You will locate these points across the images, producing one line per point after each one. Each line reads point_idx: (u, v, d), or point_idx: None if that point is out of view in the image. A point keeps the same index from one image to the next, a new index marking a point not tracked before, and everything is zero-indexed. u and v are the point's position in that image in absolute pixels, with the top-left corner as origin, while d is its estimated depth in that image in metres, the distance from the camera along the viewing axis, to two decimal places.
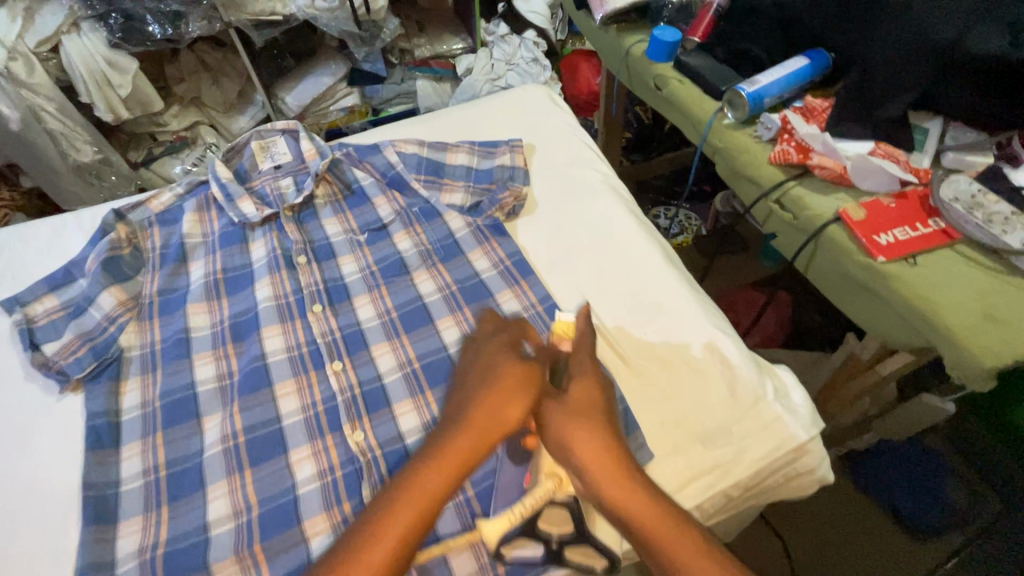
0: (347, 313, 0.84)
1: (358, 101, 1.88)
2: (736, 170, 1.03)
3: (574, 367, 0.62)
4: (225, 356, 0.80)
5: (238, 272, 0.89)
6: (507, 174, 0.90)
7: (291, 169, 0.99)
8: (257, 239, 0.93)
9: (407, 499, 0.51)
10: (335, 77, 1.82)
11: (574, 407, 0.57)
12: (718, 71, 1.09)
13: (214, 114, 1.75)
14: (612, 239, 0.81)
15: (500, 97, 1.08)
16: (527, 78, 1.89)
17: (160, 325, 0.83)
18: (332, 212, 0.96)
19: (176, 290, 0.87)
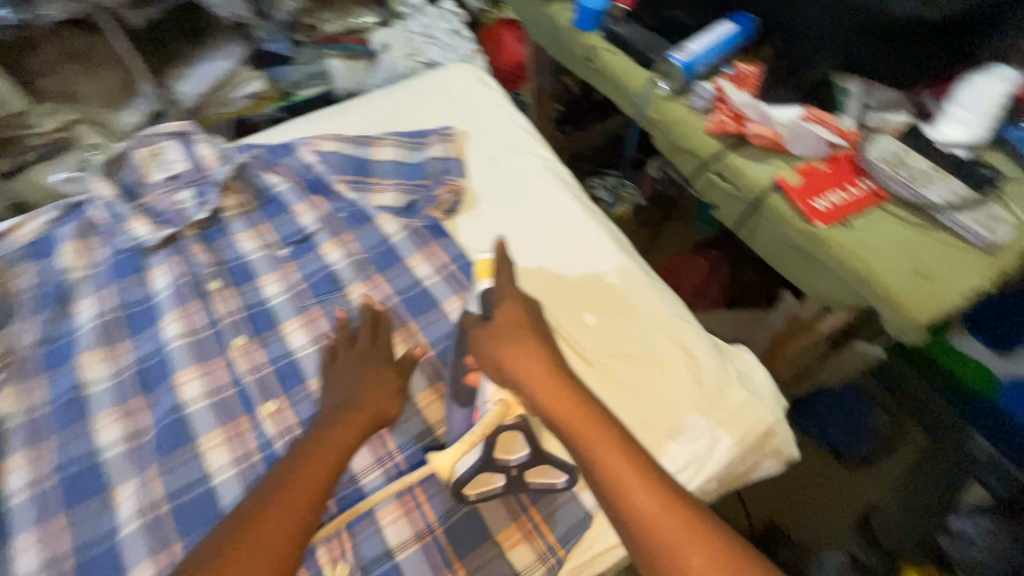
0: (276, 340, 0.75)
1: (266, 86, 1.67)
2: (674, 143, 1.01)
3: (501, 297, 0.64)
4: (131, 412, 0.69)
5: (138, 308, 0.78)
6: (441, 168, 0.83)
7: (190, 179, 0.86)
8: (156, 268, 0.81)
9: (306, 470, 0.57)
10: (234, 60, 1.62)
11: (505, 330, 0.61)
12: (648, 40, 1.05)
13: (93, 109, 1.48)
14: (558, 227, 0.77)
15: (424, 79, 0.99)
16: (449, 51, 1.78)
17: (50, 382, 0.72)
18: (247, 225, 0.86)
19: (60, 337, 0.76)
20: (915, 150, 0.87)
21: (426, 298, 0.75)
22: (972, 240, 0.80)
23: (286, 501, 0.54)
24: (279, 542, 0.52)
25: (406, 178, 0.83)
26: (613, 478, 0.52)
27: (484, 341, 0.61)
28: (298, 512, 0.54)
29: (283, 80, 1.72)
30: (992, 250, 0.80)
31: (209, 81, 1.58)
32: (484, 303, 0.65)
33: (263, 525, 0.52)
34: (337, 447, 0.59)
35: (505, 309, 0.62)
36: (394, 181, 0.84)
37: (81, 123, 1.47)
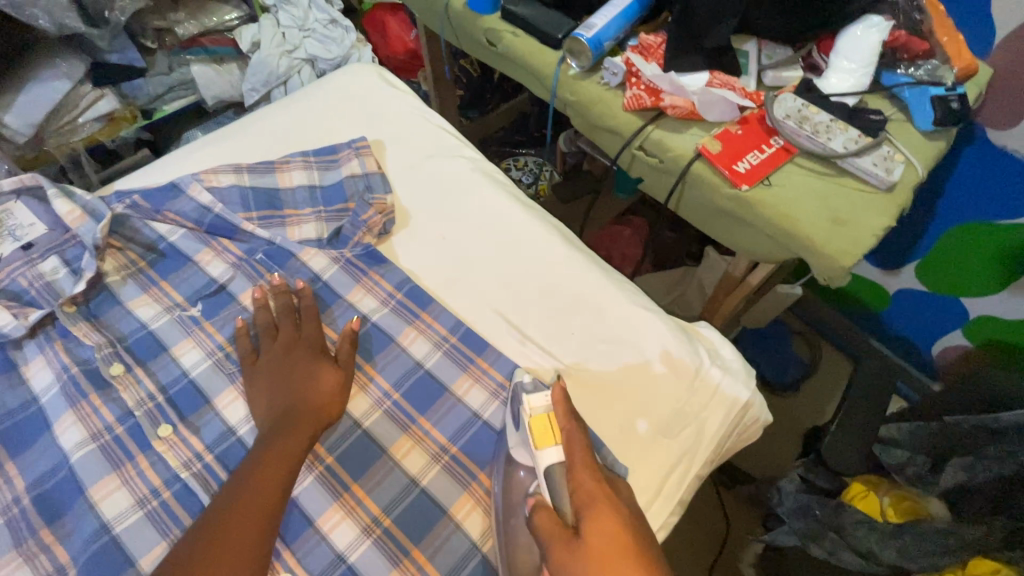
0: (209, 420, 0.65)
1: (116, 105, 1.48)
2: (593, 123, 1.00)
3: (576, 484, 0.50)
4: (36, 553, 0.56)
5: (20, 417, 0.65)
6: (362, 186, 0.76)
7: (52, 245, 0.74)
8: (31, 360, 0.68)
9: (263, 467, 0.57)
10: (73, 79, 1.38)
11: (604, 548, 0.44)
12: (550, 18, 1.01)
13: None
14: (501, 230, 0.74)
15: (323, 86, 0.89)
16: (330, 44, 1.63)
17: None
18: (139, 290, 0.73)
19: None
20: (814, 103, 0.91)
21: (378, 336, 0.68)
22: (874, 181, 0.87)
23: (249, 495, 0.55)
24: (249, 542, 0.52)
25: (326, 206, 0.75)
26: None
27: (574, 566, 0.44)
28: (263, 514, 0.54)
29: (139, 96, 1.54)
30: (890, 188, 0.87)
31: (44, 105, 1.35)
32: (552, 485, 0.51)
33: (228, 535, 0.52)
34: (291, 447, 0.58)
35: (593, 510, 0.47)
36: (313, 210, 0.76)
37: None
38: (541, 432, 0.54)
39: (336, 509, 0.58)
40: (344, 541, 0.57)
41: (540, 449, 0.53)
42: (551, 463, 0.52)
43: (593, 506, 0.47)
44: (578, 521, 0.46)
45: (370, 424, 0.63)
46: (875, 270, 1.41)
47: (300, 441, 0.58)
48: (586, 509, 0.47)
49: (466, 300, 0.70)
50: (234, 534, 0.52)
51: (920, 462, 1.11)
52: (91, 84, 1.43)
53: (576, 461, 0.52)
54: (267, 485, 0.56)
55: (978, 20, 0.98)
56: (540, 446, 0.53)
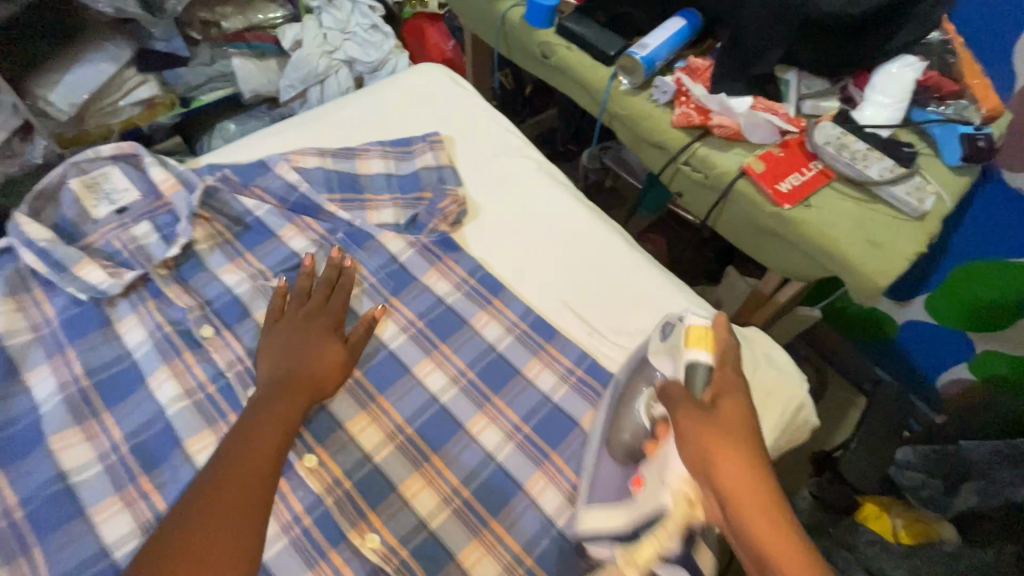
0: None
1: (158, 92, 1.49)
2: (640, 137, 1.05)
3: (717, 378, 0.56)
4: (137, 498, 0.59)
5: (114, 371, 0.67)
6: (435, 177, 0.80)
7: (143, 211, 0.77)
8: (125, 318, 0.70)
9: (266, 423, 0.58)
10: (118, 62, 1.40)
11: (726, 426, 0.52)
12: (603, 36, 1.06)
13: None
14: (563, 228, 0.78)
15: (389, 83, 0.92)
16: (369, 48, 1.67)
17: (13, 479, 0.59)
18: (225, 258, 0.75)
19: (16, 420, 0.63)
20: (852, 132, 0.96)
21: (452, 319, 0.72)
22: (906, 210, 0.91)
23: (252, 444, 0.56)
24: (248, 488, 0.53)
25: (403, 193, 0.79)
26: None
27: (695, 429, 0.52)
28: (256, 472, 0.54)
29: (178, 84, 1.55)
30: (920, 217, 0.91)
31: (87, 88, 1.35)
32: (693, 378, 0.56)
33: (221, 492, 0.52)
34: (285, 412, 0.59)
35: (732, 406, 0.53)
36: (389, 196, 0.79)
37: None
38: (696, 336, 0.58)
39: (417, 478, 0.62)
40: (426, 508, 0.60)
41: (689, 346, 0.57)
42: (698, 360, 0.56)
43: (737, 400, 0.54)
44: (712, 401, 0.53)
45: (446, 400, 0.67)
46: (888, 301, 1.44)
47: (298, 406, 0.60)
48: (722, 395, 0.54)
49: (535, 290, 0.74)
50: (231, 491, 0.52)
51: (935, 485, 1.15)
52: (136, 70, 1.45)
53: (724, 368, 0.56)
54: (259, 449, 0.56)
55: (1003, 66, 1.03)
56: (692, 345, 0.57)
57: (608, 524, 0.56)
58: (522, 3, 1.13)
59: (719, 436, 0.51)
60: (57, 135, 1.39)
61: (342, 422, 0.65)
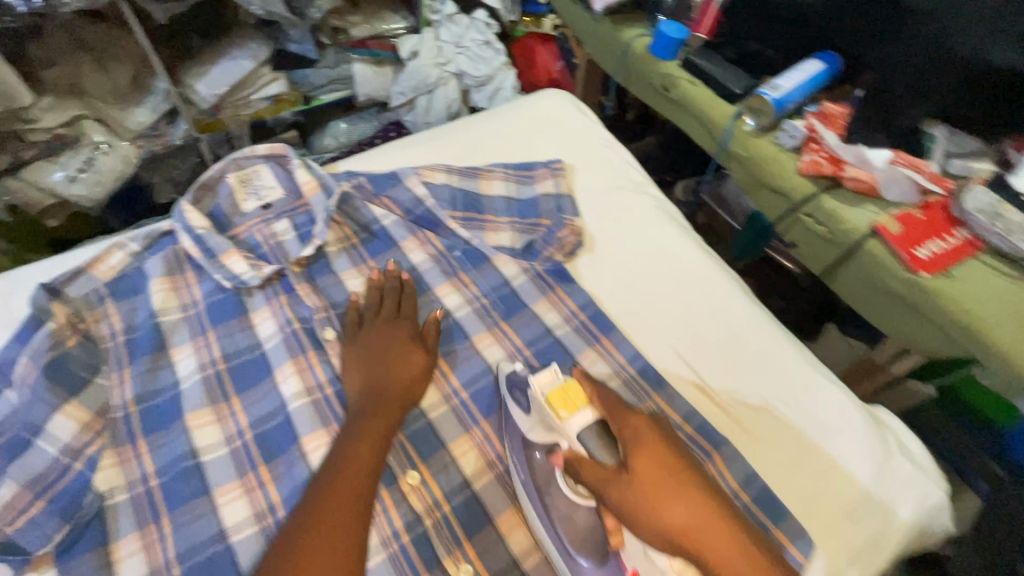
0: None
1: (285, 89, 1.53)
2: (760, 181, 1.00)
3: (611, 431, 0.57)
4: (256, 487, 0.62)
5: (245, 357, 0.72)
6: (553, 206, 0.81)
7: (284, 209, 0.83)
8: (260, 309, 0.76)
9: (364, 435, 0.61)
10: (257, 60, 1.44)
11: (650, 472, 0.54)
12: (731, 72, 1.02)
13: (100, 105, 1.33)
14: (685, 278, 0.77)
15: (515, 107, 0.95)
16: (480, 63, 1.71)
17: (150, 450, 0.64)
18: (351, 263, 0.80)
19: (160, 393, 0.68)
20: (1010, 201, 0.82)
21: (560, 351, 0.71)
22: None
23: (355, 452, 0.60)
24: (352, 495, 0.57)
25: (523, 217, 0.80)
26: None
27: (632, 497, 0.52)
28: (358, 482, 0.58)
29: (304, 83, 1.60)
30: None
31: (229, 81, 1.41)
32: (588, 442, 0.57)
33: (331, 499, 0.56)
34: (380, 422, 0.63)
35: (643, 457, 0.54)
36: (508, 219, 0.81)
37: (87, 118, 1.34)
38: (564, 402, 0.58)
39: (513, 513, 0.63)
40: (521, 546, 0.61)
41: (569, 417, 0.58)
42: (581, 426, 0.57)
43: (639, 439, 0.56)
44: (624, 459, 0.54)
45: None
46: None
47: (391, 418, 0.64)
48: (632, 453, 0.55)
49: (647, 332, 0.73)
50: (337, 512, 0.55)
51: None
52: (270, 68, 1.49)
53: (612, 419, 0.58)
54: (358, 466, 0.59)
55: None
56: (570, 413, 0.58)
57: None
58: (649, 34, 1.12)
59: (661, 490, 0.52)
60: (196, 122, 1.45)
61: (445, 442, 0.67)
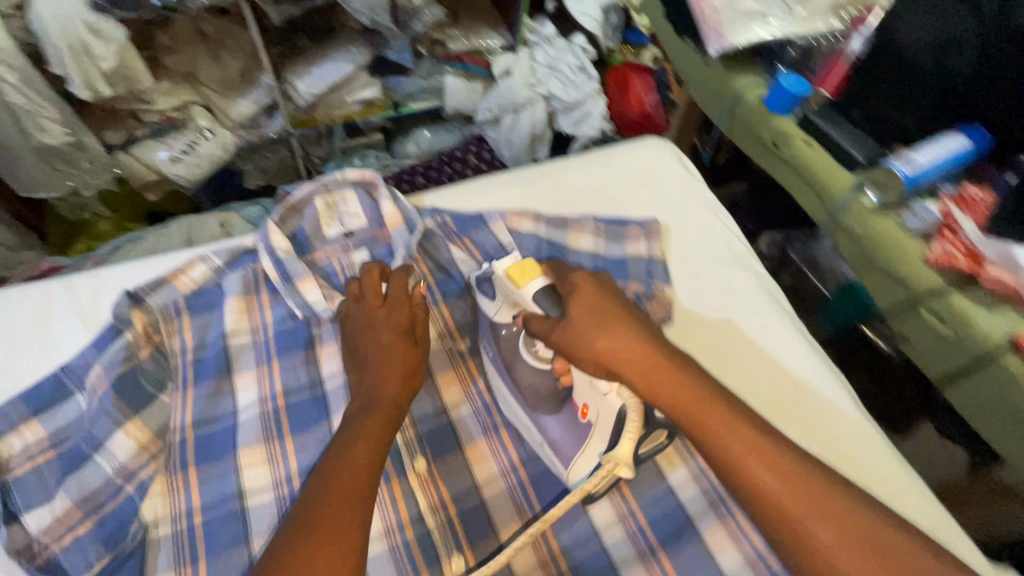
0: (459, 471, 0.71)
1: (378, 94, 1.55)
2: (871, 261, 0.90)
3: (561, 290, 0.64)
4: None
5: (303, 396, 0.69)
6: (643, 269, 0.78)
7: (365, 239, 0.81)
8: (327, 343, 0.73)
9: (359, 447, 0.58)
10: (357, 64, 1.47)
11: (585, 316, 0.62)
12: (857, 139, 0.92)
13: (210, 93, 1.39)
14: (785, 371, 0.76)
15: (617, 153, 0.92)
16: (571, 87, 1.64)
17: (198, 481, 0.63)
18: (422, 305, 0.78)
19: (218, 420, 0.67)
20: None
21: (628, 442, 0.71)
22: None
23: (355, 454, 0.57)
24: (350, 509, 0.53)
25: (611, 276, 0.76)
26: (741, 468, 0.57)
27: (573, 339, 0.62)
28: (354, 493, 0.54)
29: (397, 91, 1.61)
30: None
31: (328, 81, 1.43)
32: (545, 303, 0.63)
33: (326, 512, 0.52)
34: (376, 431, 0.60)
35: (583, 306, 0.62)
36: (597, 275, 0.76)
37: (196, 104, 1.39)
38: (521, 275, 0.65)
39: None
40: None
41: (525, 286, 0.64)
42: (538, 292, 0.64)
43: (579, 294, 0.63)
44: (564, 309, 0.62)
45: (606, 540, 0.69)
46: None
47: (383, 424, 0.61)
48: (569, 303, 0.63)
49: None
50: (334, 530, 0.51)
51: None
52: (367, 73, 1.51)
53: (563, 285, 0.64)
54: (354, 479, 0.55)
55: None
56: (524, 283, 0.64)
57: (588, 457, 0.64)
58: (765, 84, 1.03)
59: (591, 332, 0.61)
60: (291, 116, 1.49)
61: (498, 525, 0.68)
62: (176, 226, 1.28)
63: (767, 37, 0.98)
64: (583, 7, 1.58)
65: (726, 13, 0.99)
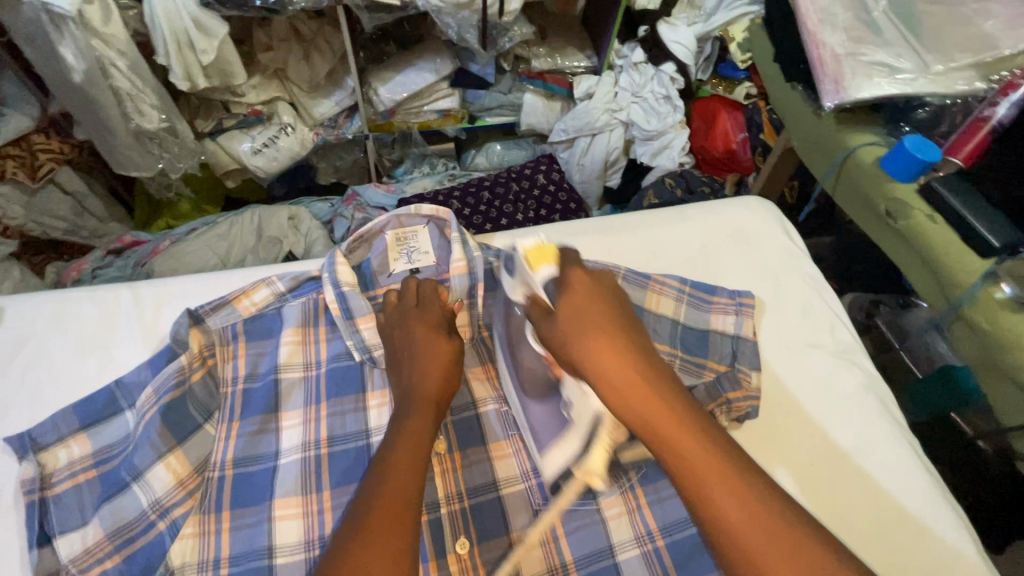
0: (503, 557, 0.63)
1: (456, 105, 1.52)
2: (995, 363, 0.78)
3: (567, 279, 0.55)
4: None
5: (347, 443, 0.66)
6: (728, 348, 0.71)
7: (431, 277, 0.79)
8: (377, 389, 0.69)
9: (404, 444, 0.56)
10: (438, 74, 1.44)
11: (577, 319, 0.53)
12: (989, 215, 0.80)
13: (296, 90, 1.40)
14: (887, 491, 0.66)
15: (709, 210, 0.88)
16: (653, 116, 1.55)
17: (230, 523, 0.60)
18: (477, 361, 0.75)
19: (258, 459, 0.64)
20: None
21: (702, 556, 0.62)
22: None
23: (403, 449, 0.55)
24: (402, 508, 0.50)
25: (693, 355, 0.70)
26: (739, 538, 0.44)
27: (555, 336, 0.54)
28: (402, 494, 0.51)
29: (475, 103, 1.57)
30: None
31: (410, 89, 1.42)
32: (549, 292, 0.56)
33: (379, 515, 0.49)
34: (420, 427, 0.58)
35: (579, 305, 0.54)
36: (675, 350, 0.70)
37: (282, 100, 1.42)
38: (537, 257, 0.58)
39: None
40: None
41: (536, 270, 0.57)
42: (545, 279, 0.56)
43: (574, 291, 0.55)
44: (556, 303, 0.54)
45: None
46: None
47: (424, 421, 0.59)
48: (568, 299, 0.54)
49: None
50: (381, 535, 0.48)
51: None
52: (448, 83, 1.49)
53: (564, 278, 0.56)
54: (403, 478, 0.52)
55: None
56: (536, 266, 0.57)
57: (560, 454, 0.57)
58: (884, 144, 0.92)
59: (579, 334, 0.52)
60: (370, 120, 1.50)
61: None
62: (248, 215, 1.28)
63: (894, 92, 0.88)
64: (676, 35, 1.52)
65: (848, 63, 0.90)
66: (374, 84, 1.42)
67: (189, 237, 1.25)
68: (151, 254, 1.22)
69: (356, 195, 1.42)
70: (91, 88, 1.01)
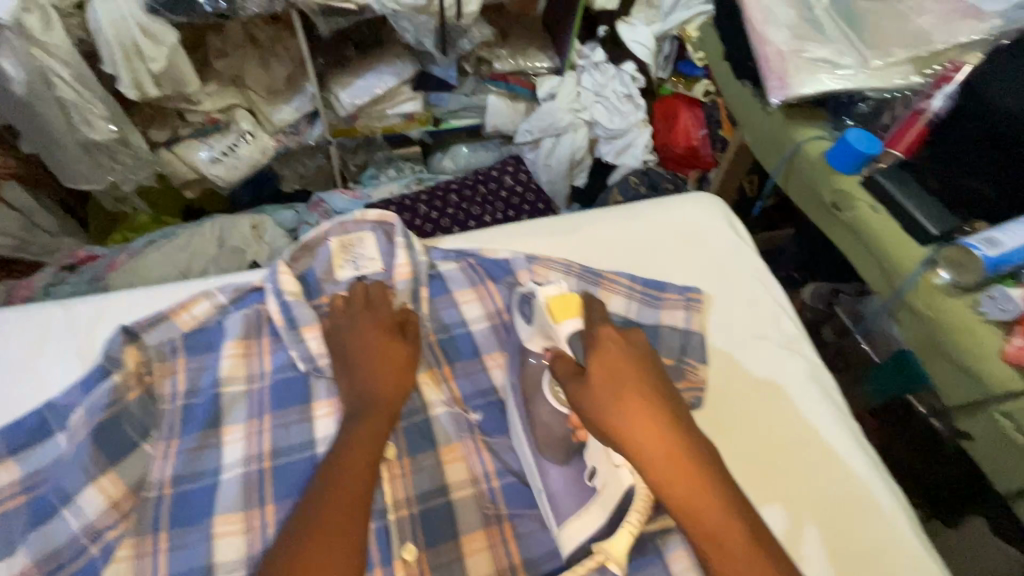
0: (452, 562, 0.62)
1: (420, 108, 1.50)
2: (936, 346, 0.81)
3: (598, 339, 0.55)
4: None
5: (292, 456, 0.65)
6: (677, 341, 0.72)
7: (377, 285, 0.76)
8: (324, 399, 0.68)
9: (352, 451, 0.55)
10: (400, 78, 1.43)
11: (608, 382, 0.52)
12: (928, 205, 0.83)
13: (253, 96, 1.36)
14: (829, 474, 0.68)
15: (659, 207, 0.89)
16: (615, 115, 1.56)
17: (168, 545, 0.59)
18: (425, 366, 0.73)
19: (198, 477, 0.63)
20: None
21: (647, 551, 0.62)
22: None
23: (350, 457, 0.55)
24: (347, 517, 0.50)
25: None
26: None
27: (586, 398, 0.52)
28: (345, 502, 0.51)
29: (439, 106, 1.56)
30: None
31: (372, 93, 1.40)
32: (577, 347, 0.57)
33: (324, 523, 0.49)
34: (366, 434, 0.57)
35: (610, 362, 0.53)
36: None
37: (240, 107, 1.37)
38: (561, 309, 0.59)
39: None
40: None
41: (561, 322, 0.58)
42: (569, 333, 0.58)
43: (601, 349, 0.54)
44: (585, 362, 0.54)
45: None
46: None
47: (372, 428, 0.58)
48: (600, 360, 0.53)
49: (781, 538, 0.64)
50: (325, 544, 0.48)
51: None
52: (411, 87, 1.47)
53: (592, 335, 0.56)
54: (349, 485, 0.52)
55: None
56: (561, 319, 0.59)
57: (583, 526, 0.58)
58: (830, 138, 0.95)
59: (611, 403, 0.51)
60: (332, 126, 1.46)
61: None
62: (209, 225, 1.25)
63: (835, 87, 0.90)
64: (636, 35, 1.56)
65: (791, 59, 0.93)
66: (334, 89, 1.39)
67: (148, 250, 1.21)
68: (107, 269, 1.18)
69: (321, 202, 1.39)
70: (34, 98, 0.97)
